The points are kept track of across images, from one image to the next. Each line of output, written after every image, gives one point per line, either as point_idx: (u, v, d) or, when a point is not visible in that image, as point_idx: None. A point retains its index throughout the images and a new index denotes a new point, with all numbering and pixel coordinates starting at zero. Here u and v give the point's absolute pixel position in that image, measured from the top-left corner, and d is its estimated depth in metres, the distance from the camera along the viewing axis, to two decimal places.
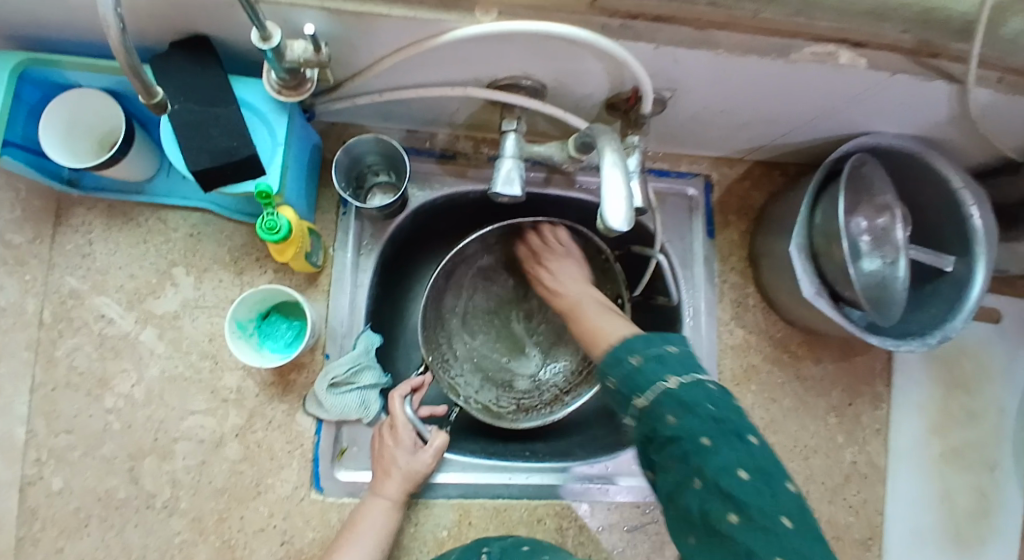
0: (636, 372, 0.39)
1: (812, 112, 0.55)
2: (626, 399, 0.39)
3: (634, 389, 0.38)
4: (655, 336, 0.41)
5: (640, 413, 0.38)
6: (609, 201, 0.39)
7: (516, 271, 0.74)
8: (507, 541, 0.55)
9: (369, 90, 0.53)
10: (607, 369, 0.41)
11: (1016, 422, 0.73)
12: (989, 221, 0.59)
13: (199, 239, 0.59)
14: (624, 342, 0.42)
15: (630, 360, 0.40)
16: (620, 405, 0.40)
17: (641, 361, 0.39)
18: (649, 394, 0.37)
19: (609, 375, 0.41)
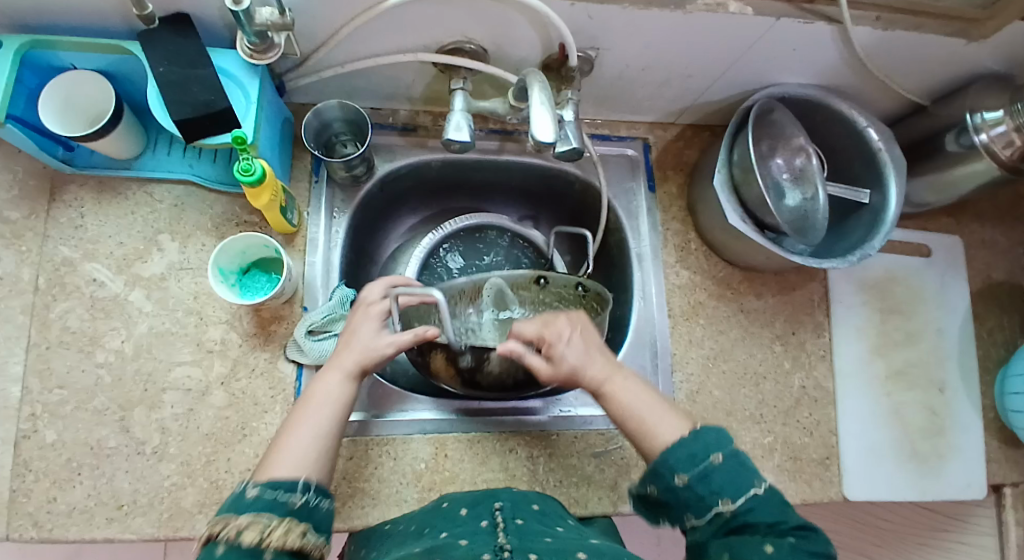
0: (715, 471, 0.42)
1: (720, 64, 0.64)
2: (704, 496, 0.41)
3: (703, 501, 0.41)
4: (684, 438, 0.44)
5: (719, 517, 0.41)
6: (536, 120, 0.47)
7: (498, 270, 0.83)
8: (516, 497, 0.55)
9: (332, 63, 0.61)
10: (666, 473, 0.43)
11: (951, 340, 0.80)
12: (892, 153, 0.67)
13: (183, 209, 0.64)
14: (679, 444, 0.44)
15: (708, 460, 0.42)
16: (679, 508, 0.42)
17: (723, 460, 0.42)
18: (740, 503, 0.40)
19: (675, 470, 0.43)
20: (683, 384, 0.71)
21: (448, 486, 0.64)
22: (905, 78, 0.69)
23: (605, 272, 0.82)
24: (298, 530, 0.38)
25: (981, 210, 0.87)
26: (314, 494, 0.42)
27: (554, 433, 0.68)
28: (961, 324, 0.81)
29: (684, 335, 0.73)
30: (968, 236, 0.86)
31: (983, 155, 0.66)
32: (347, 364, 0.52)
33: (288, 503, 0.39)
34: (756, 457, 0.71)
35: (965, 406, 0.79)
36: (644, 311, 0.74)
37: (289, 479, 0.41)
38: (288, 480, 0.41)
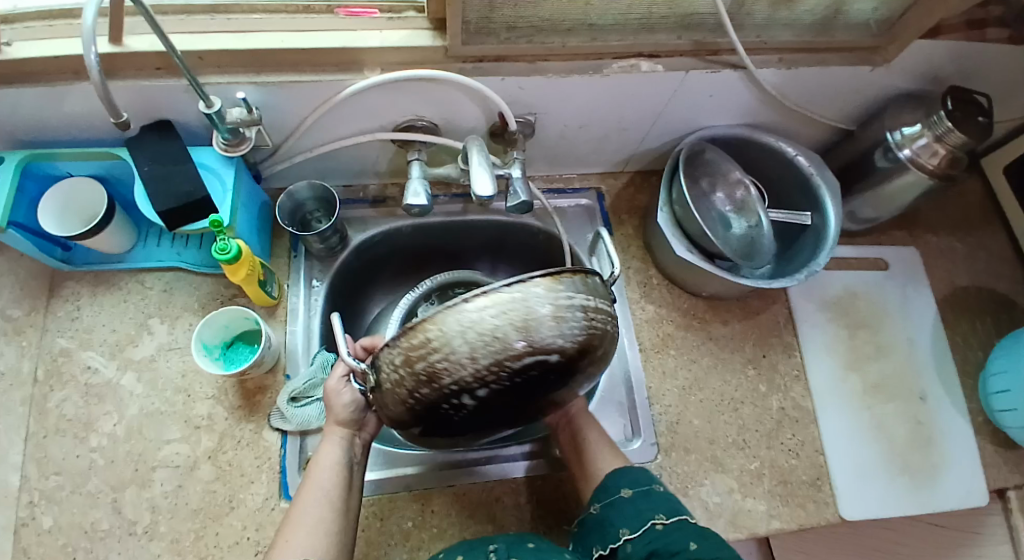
0: (653, 495, 0.54)
1: (649, 116, 0.71)
2: (641, 510, 0.52)
3: (640, 514, 0.52)
4: (631, 470, 0.57)
5: (652, 528, 0.51)
6: (476, 179, 0.54)
7: None
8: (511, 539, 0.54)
9: (302, 149, 0.68)
10: (613, 489, 0.55)
11: (924, 348, 0.82)
12: (826, 176, 0.72)
13: (171, 293, 0.69)
14: (627, 471, 0.57)
15: (650, 486, 0.55)
16: (615, 521, 0.53)
17: (659, 489, 0.55)
18: (670, 520, 0.51)
19: (621, 488, 0.55)
20: (662, 416, 0.73)
21: (437, 543, 0.64)
22: (825, 109, 0.76)
23: None
24: None
25: (932, 219, 0.91)
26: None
27: (540, 478, 0.68)
28: (931, 330, 0.83)
29: (658, 367, 0.75)
30: (923, 246, 0.89)
31: (912, 167, 0.71)
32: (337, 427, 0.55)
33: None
34: (745, 484, 0.70)
35: (952, 413, 0.79)
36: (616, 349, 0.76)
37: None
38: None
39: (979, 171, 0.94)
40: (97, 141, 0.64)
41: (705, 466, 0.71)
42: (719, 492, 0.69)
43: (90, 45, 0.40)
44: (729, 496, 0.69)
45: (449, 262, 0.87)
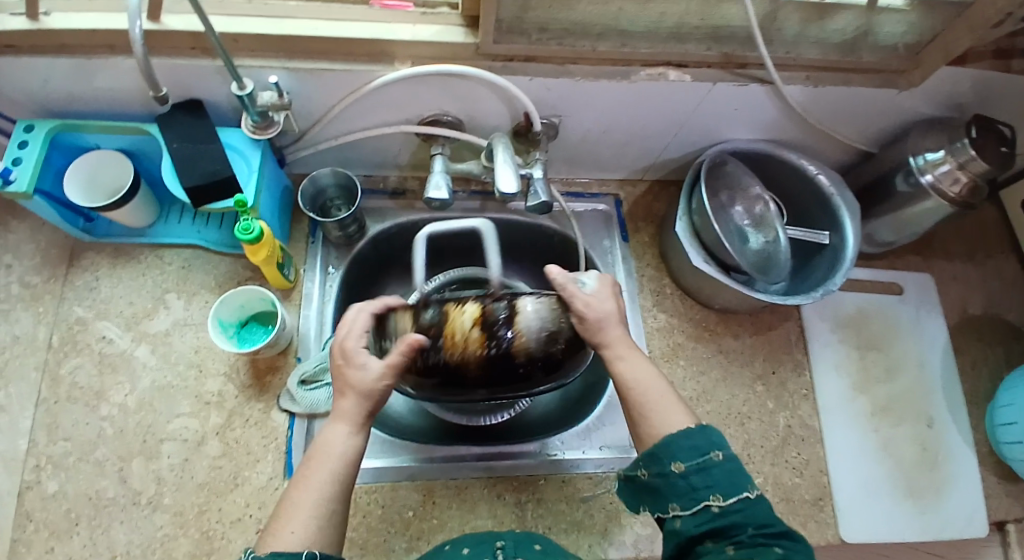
0: (714, 468, 0.42)
1: (672, 124, 0.71)
2: (697, 488, 0.42)
3: (694, 493, 0.42)
4: (688, 429, 0.44)
5: (706, 511, 0.41)
6: (500, 176, 0.55)
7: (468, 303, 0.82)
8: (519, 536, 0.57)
9: (327, 137, 0.69)
10: (664, 458, 0.43)
11: (934, 375, 0.82)
12: (845, 197, 0.72)
13: (190, 270, 0.70)
14: (685, 432, 0.43)
15: (710, 455, 0.42)
16: (667, 495, 0.43)
17: (722, 458, 0.42)
18: (730, 502, 0.41)
19: (675, 458, 0.43)
20: None
21: (436, 535, 0.64)
22: (848, 130, 0.76)
23: None
24: None
25: (948, 247, 0.91)
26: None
27: (541, 478, 0.68)
28: (942, 358, 0.83)
29: (666, 376, 0.75)
30: (938, 272, 0.89)
31: (933, 194, 0.70)
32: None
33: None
34: None
35: (959, 441, 0.78)
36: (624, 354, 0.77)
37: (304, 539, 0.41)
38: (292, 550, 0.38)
39: (998, 201, 0.94)
40: (127, 115, 0.65)
41: None
42: None
43: (135, 20, 0.41)
44: None
45: (463, 259, 0.88)
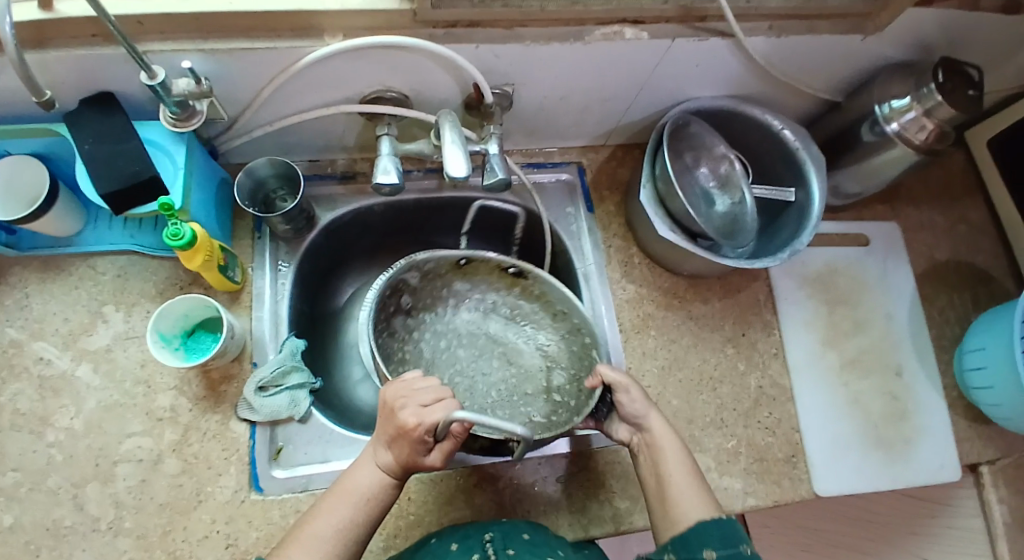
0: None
1: (633, 86, 0.67)
2: None
3: None
4: (719, 519, 0.51)
5: None
6: (448, 158, 0.50)
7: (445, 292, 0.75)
8: (506, 527, 0.57)
9: (260, 123, 0.63)
10: (696, 545, 0.49)
11: (903, 324, 0.82)
12: (811, 150, 0.69)
13: (127, 278, 0.65)
14: (715, 523, 0.50)
15: (738, 547, 0.49)
16: None
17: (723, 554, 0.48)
18: None
19: (706, 546, 0.49)
20: None
21: (414, 531, 0.63)
22: (814, 79, 0.73)
23: None
24: None
25: (913, 194, 0.90)
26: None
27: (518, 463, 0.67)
28: (910, 307, 0.83)
29: (638, 348, 0.74)
30: (905, 219, 0.88)
31: (899, 142, 0.69)
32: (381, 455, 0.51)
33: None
34: (722, 463, 0.70)
35: (927, 388, 0.80)
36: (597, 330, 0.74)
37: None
38: None
39: (964, 144, 0.93)
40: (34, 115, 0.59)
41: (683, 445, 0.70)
42: None
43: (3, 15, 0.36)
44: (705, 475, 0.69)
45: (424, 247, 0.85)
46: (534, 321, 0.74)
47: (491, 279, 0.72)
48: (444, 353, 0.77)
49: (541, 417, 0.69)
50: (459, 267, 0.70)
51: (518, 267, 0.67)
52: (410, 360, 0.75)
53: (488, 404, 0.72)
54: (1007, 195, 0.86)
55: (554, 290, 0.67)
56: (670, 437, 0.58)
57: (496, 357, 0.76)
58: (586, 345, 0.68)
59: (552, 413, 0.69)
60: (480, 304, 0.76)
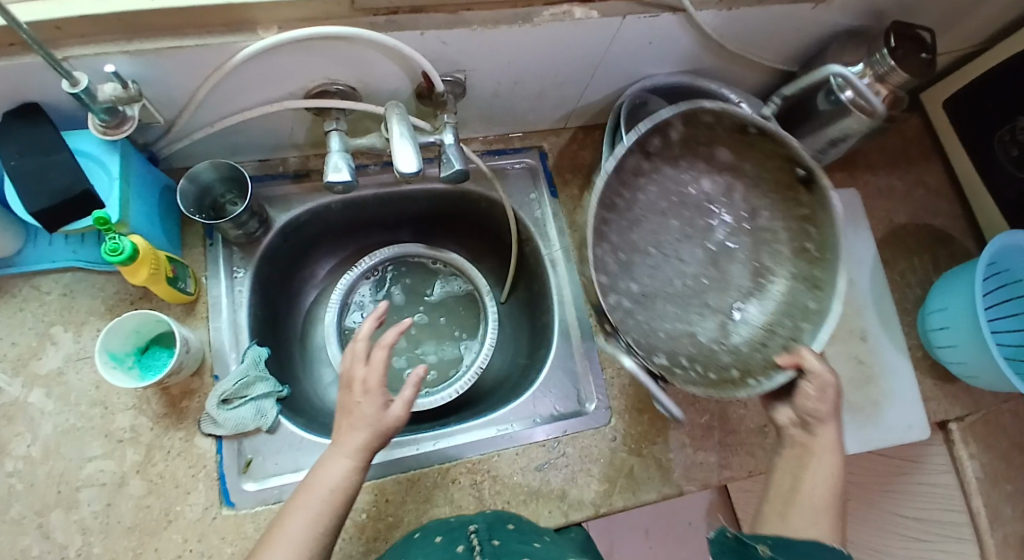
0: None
1: (588, 67, 0.66)
2: None
3: None
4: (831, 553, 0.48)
5: None
6: (398, 153, 0.48)
7: (715, 153, 0.66)
8: (490, 517, 0.58)
9: (201, 125, 0.60)
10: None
11: (865, 289, 0.84)
12: (768, 123, 0.69)
13: (74, 296, 0.62)
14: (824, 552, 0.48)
15: None
16: None
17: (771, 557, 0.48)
18: None
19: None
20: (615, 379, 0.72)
21: (394, 531, 0.62)
22: (768, 50, 0.72)
23: (525, 283, 0.82)
24: None
25: (871, 160, 0.91)
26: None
27: (495, 454, 0.67)
28: (872, 272, 0.85)
29: None
30: (863, 186, 0.89)
31: (852, 110, 0.69)
32: (353, 447, 0.51)
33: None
34: (696, 438, 0.71)
35: (891, 350, 0.82)
36: (568, 316, 0.74)
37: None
38: None
39: (920, 108, 0.93)
40: None
41: (659, 425, 0.70)
42: (673, 449, 0.69)
43: None
44: (681, 452, 0.70)
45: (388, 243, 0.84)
46: (763, 245, 0.66)
47: (760, 163, 0.63)
48: (656, 214, 0.69)
49: (707, 335, 0.64)
50: (744, 136, 0.61)
51: (810, 171, 0.58)
52: (628, 205, 0.67)
53: (658, 287, 0.67)
54: (961, 156, 0.88)
55: (831, 232, 0.58)
56: (834, 455, 0.54)
57: (707, 257, 0.68)
58: (807, 312, 0.59)
59: (722, 342, 0.63)
60: (719, 186, 0.68)
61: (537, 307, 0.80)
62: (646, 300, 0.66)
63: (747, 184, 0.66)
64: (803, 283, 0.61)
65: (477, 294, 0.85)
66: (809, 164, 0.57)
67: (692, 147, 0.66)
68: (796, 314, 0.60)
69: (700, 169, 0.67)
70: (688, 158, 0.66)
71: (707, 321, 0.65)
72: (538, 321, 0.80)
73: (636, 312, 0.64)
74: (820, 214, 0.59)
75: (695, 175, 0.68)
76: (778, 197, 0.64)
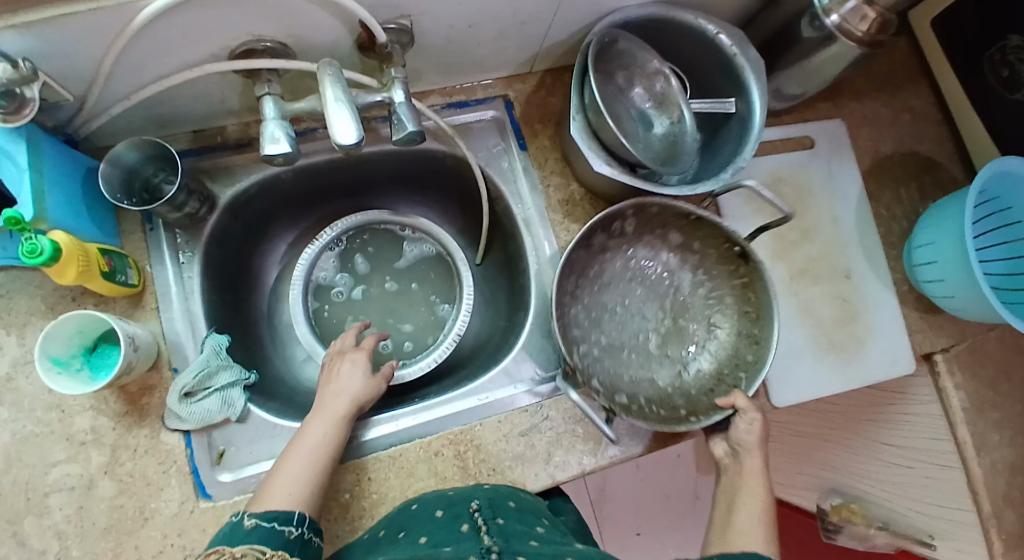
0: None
1: (550, 3, 0.59)
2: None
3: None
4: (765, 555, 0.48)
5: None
6: (335, 122, 0.42)
7: (667, 243, 0.68)
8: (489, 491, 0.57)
9: (118, 98, 0.54)
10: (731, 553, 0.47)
11: (851, 225, 0.80)
12: (748, 55, 0.63)
13: (11, 297, 0.58)
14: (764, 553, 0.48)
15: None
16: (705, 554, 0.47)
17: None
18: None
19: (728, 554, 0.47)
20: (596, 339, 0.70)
21: (380, 508, 0.62)
22: None
23: (500, 243, 0.79)
24: None
25: (858, 87, 0.85)
26: (309, 528, 0.48)
27: (476, 424, 0.65)
28: (858, 207, 0.81)
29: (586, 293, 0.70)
30: (850, 115, 0.84)
31: (840, 36, 0.63)
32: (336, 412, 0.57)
33: (283, 533, 0.46)
34: None
35: (876, 286, 0.80)
36: (545, 277, 0.71)
37: (285, 511, 0.47)
38: (286, 512, 0.47)
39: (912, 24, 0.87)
40: None
41: None
42: None
43: None
44: None
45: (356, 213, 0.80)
46: (714, 298, 0.67)
47: (708, 241, 0.64)
48: (623, 280, 0.70)
49: (667, 383, 0.65)
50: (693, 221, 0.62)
51: (745, 248, 0.59)
52: (596, 277, 0.69)
53: (622, 339, 0.68)
54: (950, 78, 0.82)
55: (766, 298, 0.60)
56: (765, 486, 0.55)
57: (672, 344, 0.68)
58: (746, 366, 0.61)
59: (680, 388, 0.65)
60: (675, 257, 0.68)
61: (513, 269, 0.77)
62: (610, 350, 0.67)
63: (698, 256, 0.67)
64: (746, 338, 0.63)
65: (450, 257, 0.82)
66: (741, 242, 0.58)
67: (648, 225, 0.66)
68: (737, 365, 0.62)
69: (647, 250, 0.69)
70: (640, 241, 0.68)
71: (665, 370, 0.67)
72: (515, 283, 0.77)
73: (599, 361, 0.66)
74: (756, 281, 0.61)
75: (645, 258, 0.69)
76: (715, 251, 0.64)
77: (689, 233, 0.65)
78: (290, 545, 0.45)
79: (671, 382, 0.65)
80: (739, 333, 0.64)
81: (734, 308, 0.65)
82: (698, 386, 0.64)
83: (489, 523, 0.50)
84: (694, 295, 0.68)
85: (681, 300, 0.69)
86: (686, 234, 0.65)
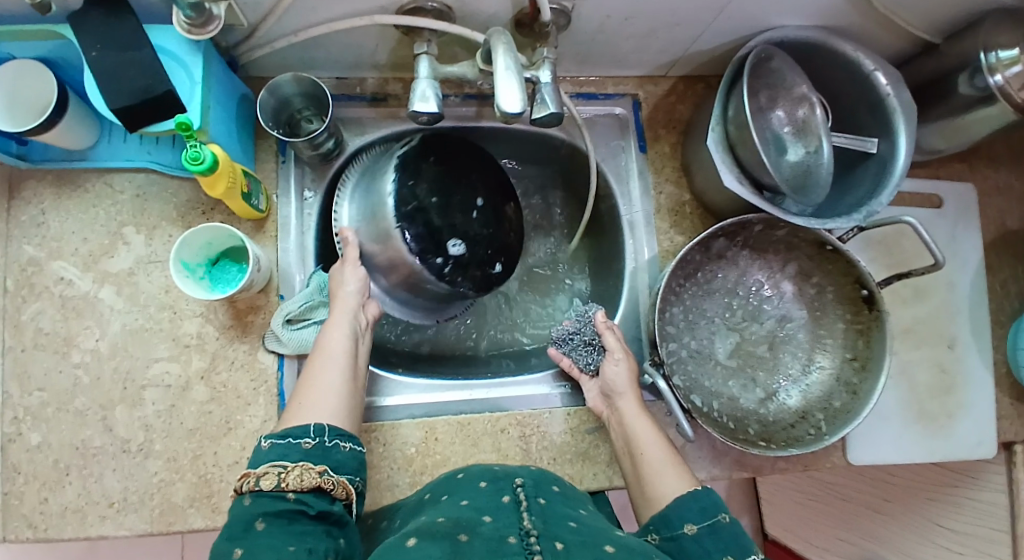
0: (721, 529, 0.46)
1: (712, 9, 0.58)
2: (710, 550, 0.45)
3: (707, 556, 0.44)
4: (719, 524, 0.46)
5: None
6: (500, 89, 0.43)
7: (784, 271, 0.70)
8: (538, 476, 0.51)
9: (284, 33, 0.56)
10: (675, 522, 0.47)
11: (966, 294, 0.76)
12: (902, 98, 0.60)
13: (146, 199, 0.62)
14: (693, 497, 0.48)
15: (716, 517, 0.46)
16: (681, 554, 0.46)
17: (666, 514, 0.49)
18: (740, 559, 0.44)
19: (686, 520, 0.47)
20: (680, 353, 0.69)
21: (440, 469, 0.63)
22: (921, 16, 0.62)
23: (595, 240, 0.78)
24: (315, 470, 0.44)
25: (999, 152, 0.80)
26: (328, 436, 0.47)
27: (546, 412, 0.66)
28: (977, 276, 0.77)
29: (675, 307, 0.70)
30: (985, 182, 0.80)
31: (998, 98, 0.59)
32: (343, 310, 0.59)
33: (301, 445, 0.45)
34: None
35: (978, 363, 0.75)
36: (642, 281, 0.70)
37: (298, 426, 0.47)
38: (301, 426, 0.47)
39: None
40: None
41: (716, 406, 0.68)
42: None
43: None
44: None
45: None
46: (817, 338, 0.68)
47: (833, 277, 0.67)
48: (726, 293, 0.71)
49: (746, 403, 0.67)
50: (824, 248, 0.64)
51: (874, 293, 0.61)
52: (704, 283, 0.71)
53: (712, 350, 0.70)
54: None
55: (879, 348, 0.62)
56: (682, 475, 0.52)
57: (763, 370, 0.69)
58: (835, 410, 0.63)
59: (759, 412, 0.66)
60: (790, 288, 0.70)
61: (604, 267, 0.76)
62: (697, 356, 0.69)
63: (819, 292, 0.69)
64: (843, 386, 0.64)
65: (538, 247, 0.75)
66: (872, 286, 0.60)
67: (773, 244, 0.69)
68: (829, 410, 0.64)
69: (765, 273, 0.71)
70: (759, 260, 0.71)
71: (750, 392, 0.68)
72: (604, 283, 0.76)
73: (686, 364, 0.68)
74: (874, 333, 0.62)
75: (760, 279, 0.71)
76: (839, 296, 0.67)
77: (813, 265, 0.68)
78: (308, 454, 0.45)
79: (751, 405, 0.67)
80: (838, 377, 0.65)
81: (838, 354, 0.67)
82: (779, 414, 0.66)
83: (532, 501, 0.43)
84: (796, 331, 0.70)
85: (776, 331, 0.70)
86: (809, 264, 0.68)
